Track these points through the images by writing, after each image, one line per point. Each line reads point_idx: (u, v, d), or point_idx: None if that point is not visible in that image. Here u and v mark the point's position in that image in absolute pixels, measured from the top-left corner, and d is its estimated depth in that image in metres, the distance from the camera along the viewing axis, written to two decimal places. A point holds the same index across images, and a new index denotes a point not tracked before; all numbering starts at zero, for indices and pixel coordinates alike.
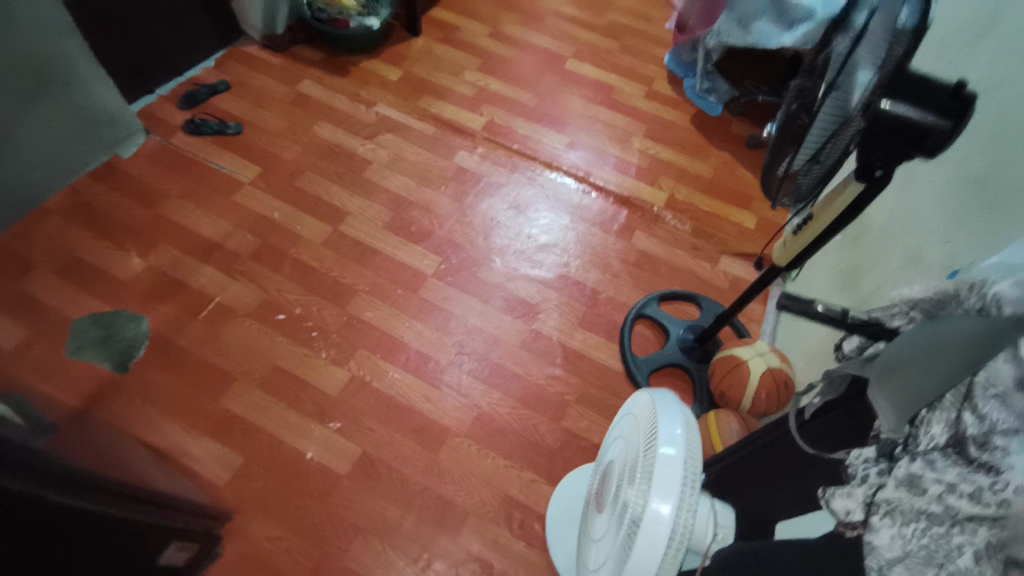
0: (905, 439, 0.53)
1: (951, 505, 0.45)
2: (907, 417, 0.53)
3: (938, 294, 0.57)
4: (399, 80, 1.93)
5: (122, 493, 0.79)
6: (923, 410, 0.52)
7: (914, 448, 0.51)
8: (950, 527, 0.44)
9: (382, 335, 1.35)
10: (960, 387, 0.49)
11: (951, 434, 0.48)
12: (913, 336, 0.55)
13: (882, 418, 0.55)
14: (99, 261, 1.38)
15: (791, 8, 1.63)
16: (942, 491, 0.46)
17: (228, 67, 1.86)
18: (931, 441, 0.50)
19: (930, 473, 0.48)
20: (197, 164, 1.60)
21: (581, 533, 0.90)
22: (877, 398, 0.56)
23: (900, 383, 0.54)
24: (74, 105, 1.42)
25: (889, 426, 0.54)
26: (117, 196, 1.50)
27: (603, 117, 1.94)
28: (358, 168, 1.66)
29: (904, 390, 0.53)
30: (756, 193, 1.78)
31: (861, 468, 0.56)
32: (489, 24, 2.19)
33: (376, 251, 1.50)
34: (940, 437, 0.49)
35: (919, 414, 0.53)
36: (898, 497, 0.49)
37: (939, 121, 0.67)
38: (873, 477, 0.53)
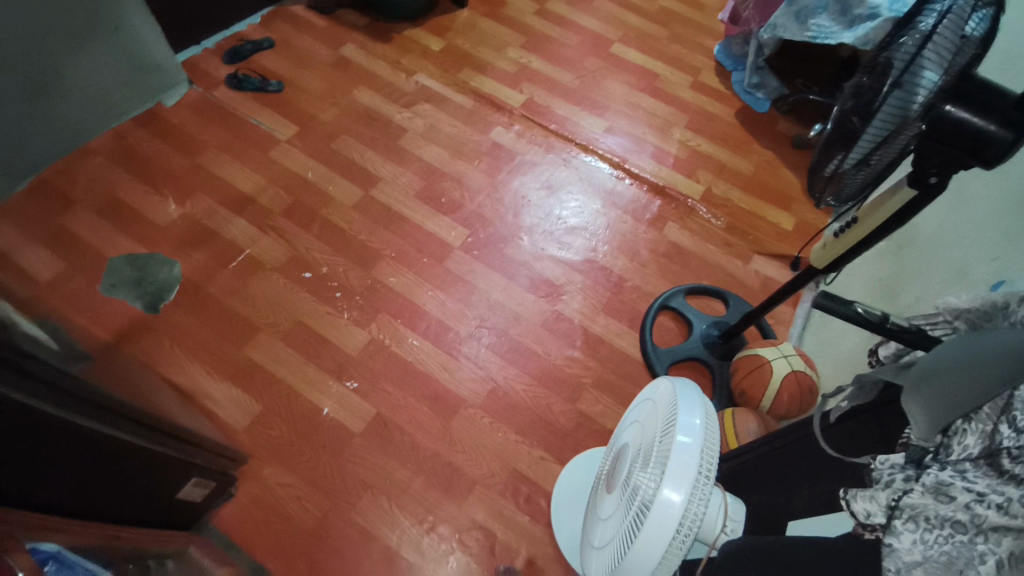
0: (936, 449, 0.50)
1: (978, 515, 0.42)
2: (941, 426, 0.50)
3: (984, 306, 0.54)
4: (441, 51, 1.91)
5: (161, 428, 0.83)
6: (959, 420, 0.49)
7: (945, 457, 0.49)
8: (974, 536, 0.42)
9: (404, 302, 1.36)
10: (998, 400, 0.47)
11: (984, 445, 0.46)
12: (954, 347, 0.52)
13: (913, 426, 0.52)
14: (138, 204, 1.42)
15: (855, 6, 1.55)
16: (971, 500, 0.43)
17: (274, 25, 1.87)
18: (963, 451, 0.47)
19: (959, 482, 0.45)
20: (238, 118, 1.62)
21: (589, 511, 0.90)
22: (909, 404, 0.53)
23: (937, 392, 0.50)
24: (121, 53, 1.44)
25: (920, 434, 0.51)
26: (159, 143, 1.53)
27: (645, 104, 1.89)
28: (394, 135, 1.66)
29: (940, 400, 0.50)
30: (796, 195, 1.73)
31: (886, 473, 0.52)
32: (537, 1, 2.15)
33: (405, 218, 1.50)
34: (972, 448, 0.47)
35: (954, 424, 0.49)
36: (923, 503, 0.46)
37: (1000, 132, 0.62)
38: (899, 482, 0.50)
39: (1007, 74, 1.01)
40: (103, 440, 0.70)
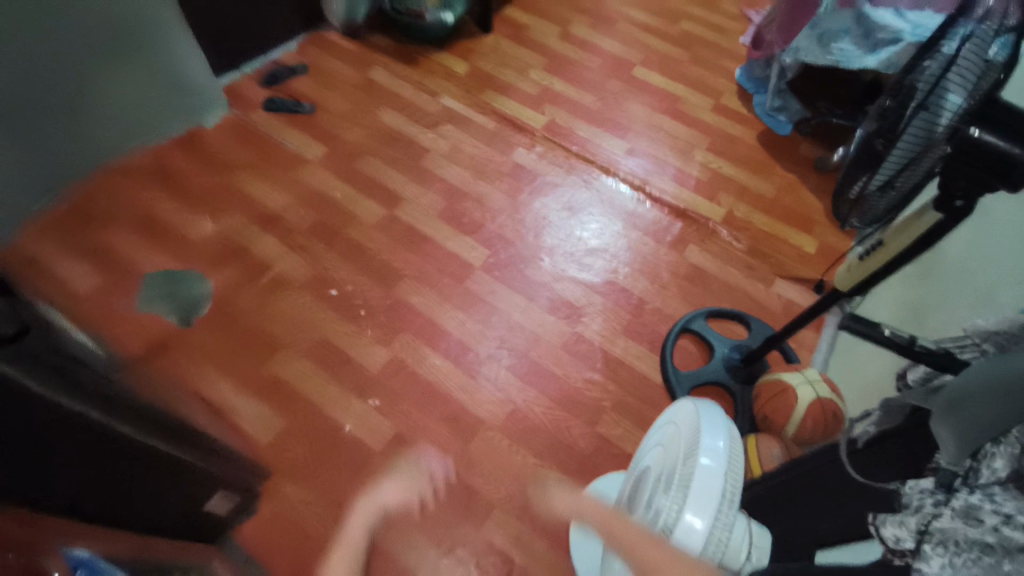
0: (966, 473, 0.48)
1: (1005, 536, 0.42)
2: (971, 450, 0.48)
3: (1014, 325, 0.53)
4: (465, 75, 1.96)
5: (200, 441, 0.84)
6: (988, 443, 0.47)
7: (975, 481, 0.47)
8: (1001, 558, 0.42)
9: (425, 321, 1.37)
10: None
11: (1014, 468, 0.44)
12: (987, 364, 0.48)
13: (941, 450, 0.49)
14: (175, 222, 1.47)
15: (877, 31, 1.55)
16: (999, 522, 0.43)
17: (306, 50, 1.94)
18: (992, 474, 0.46)
19: (988, 504, 0.45)
20: (270, 140, 1.67)
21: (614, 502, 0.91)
22: (938, 428, 0.50)
23: (965, 417, 0.47)
24: (166, 76, 1.52)
25: (949, 458, 0.49)
26: (196, 164, 1.59)
27: (666, 127, 1.91)
28: (418, 156, 1.70)
29: (968, 422, 0.47)
30: (820, 218, 1.71)
31: (916, 498, 0.51)
32: (560, 26, 2.20)
33: (428, 238, 1.52)
34: (1002, 471, 0.45)
35: (984, 447, 0.47)
36: (953, 526, 0.46)
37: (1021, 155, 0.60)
38: (928, 507, 0.49)
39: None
40: (136, 449, 0.71)
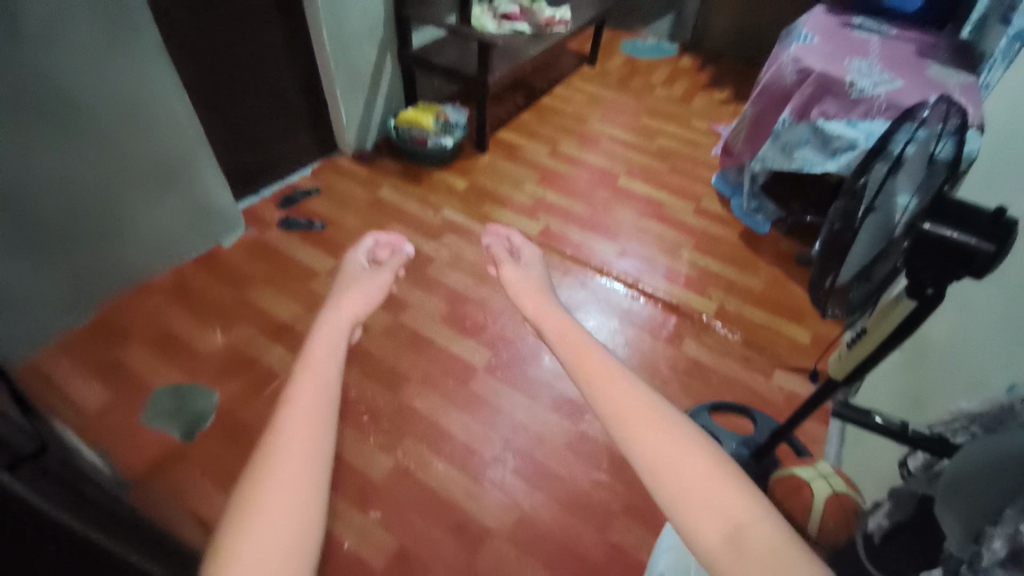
0: (970, 559, 0.50)
1: None
2: (974, 533, 0.51)
3: (994, 409, 0.60)
4: (465, 190, 2.13)
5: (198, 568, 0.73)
6: (988, 526, 0.50)
7: (977, 565, 0.48)
8: None
9: (430, 425, 1.37)
10: (1017, 502, 0.47)
11: (1010, 547, 0.46)
12: (974, 451, 0.55)
13: (950, 537, 0.53)
14: (187, 336, 1.52)
15: (833, 140, 1.71)
16: None
17: (321, 175, 2.13)
18: (992, 555, 0.47)
19: None
20: (283, 255, 1.77)
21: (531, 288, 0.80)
22: (945, 515, 0.55)
23: (965, 500, 0.53)
24: (192, 203, 1.65)
25: (957, 546, 0.52)
26: (212, 279, 1.68)
27: (653, 229, 2.04)
28: (422, 264, 1.80)
29: (969, 508, 0.53)
30: (809, 309, 1.78)
31: None
32: (549, 145, 2.43)
33: (431, 341, 1.57)
34: (1000, 551, 0.46)
35: (985, 530, 0.50)
36: None
37: (986, 245, 0.68)
38: None
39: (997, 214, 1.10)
40: None
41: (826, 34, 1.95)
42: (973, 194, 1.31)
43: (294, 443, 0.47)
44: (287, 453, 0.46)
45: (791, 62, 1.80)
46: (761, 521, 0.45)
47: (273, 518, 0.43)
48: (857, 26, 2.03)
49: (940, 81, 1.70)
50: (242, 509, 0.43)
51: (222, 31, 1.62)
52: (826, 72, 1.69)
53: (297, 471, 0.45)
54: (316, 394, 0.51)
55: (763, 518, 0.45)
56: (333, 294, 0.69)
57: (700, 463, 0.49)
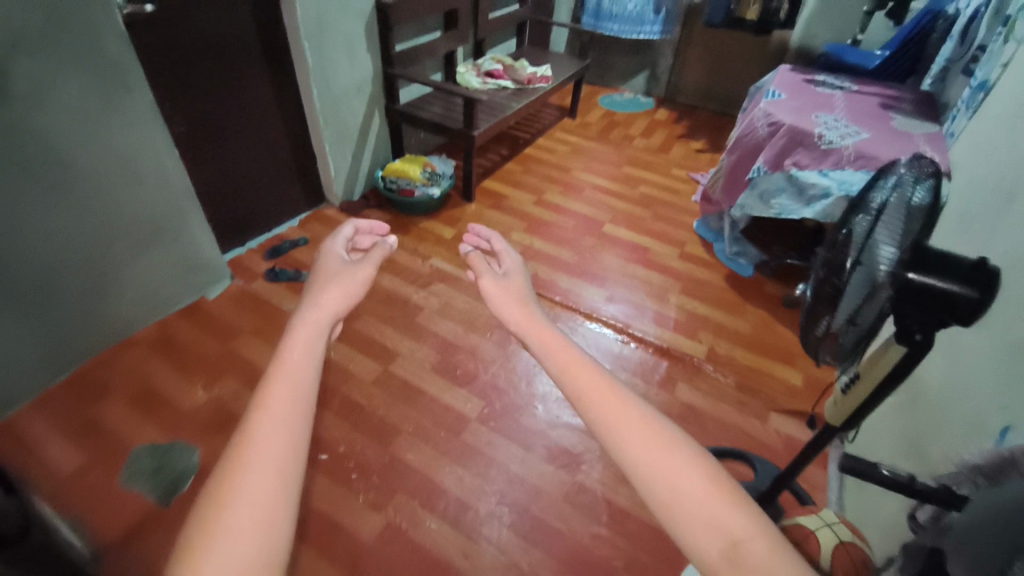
0: None
1: None
2: None
3: (996, 460, 0.60)
4: (453, 238, 2.15)
5: None
6: None
7: None
8: None
9: (422, 480, 1.32)
10: None
11: None
12: (984, 501, 0.55)
13: None
14: (168, 391, 1.46)
15: (809, 187, 1.78)
16: None
17: (310, 226, 2.13)
18: None
19: None
20: (270, 306, 1.75)
21: (522, 310, 0.84)
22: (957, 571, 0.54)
23: (978, 552, 0.52)
24: (179, 256, 1.63)
25: None
26: (196, 332, 1.64)
27: (640, 274, 2.07)
28: (411, 313, 1.79)
29: (977, 561, 0.51)
30: (798, 350, 1.79)
31: None
32: (535, 194, 2.49)
33: (422, 392, 1.53)
34: None
35: None
36: None
37: (970, 292, 0.70)
38: None
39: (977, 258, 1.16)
40: None
41: (792, 90, 2.07)
42: (953, 236, 1.39)
43: (262, 452, 0.51)
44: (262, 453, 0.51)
45: (764, 116, 1.90)
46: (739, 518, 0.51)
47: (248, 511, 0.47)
48: (821, 82, 2.18)
49: (908, 131, 1.84)
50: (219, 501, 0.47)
51: (214, 89, 1.65)
52: (796, 126, 1.77)
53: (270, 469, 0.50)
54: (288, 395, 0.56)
55: (759, 536, 0.50)
56: (311, 297, 0.72)
57: (679, 470, 0.55)
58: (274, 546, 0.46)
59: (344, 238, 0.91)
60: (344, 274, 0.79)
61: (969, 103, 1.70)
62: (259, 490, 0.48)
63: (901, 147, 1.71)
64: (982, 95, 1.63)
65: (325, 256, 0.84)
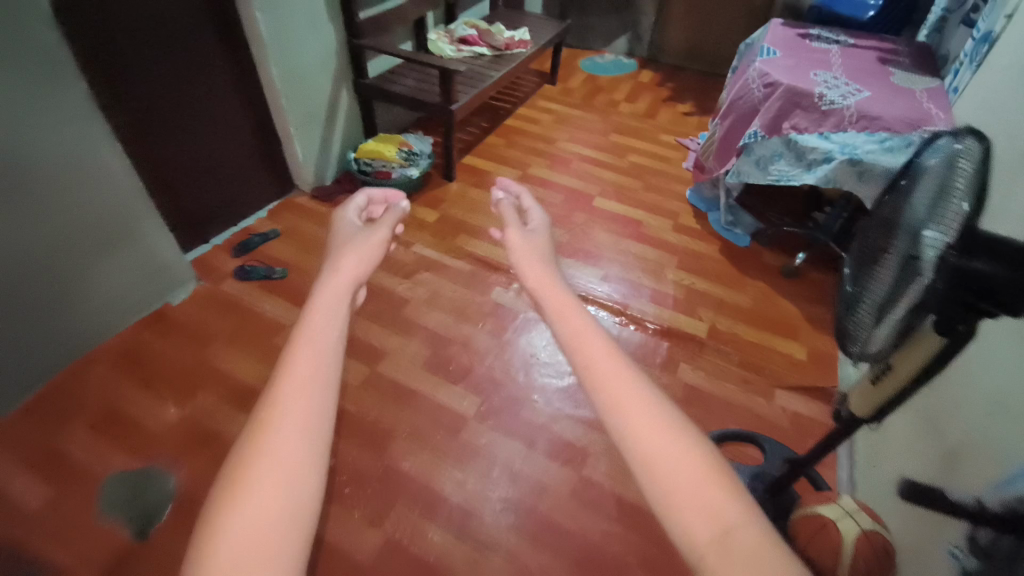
0: None
1: None
2: None
3: None
4: (436, 222, 2.03)
5: None
6: None
7: None
8: None
9: (421, 488, 1.25)
10: None
11: None
12: None
13: None
14: (137, 411, 1.36)
15: (808, 152, 1.67)
16: None
17: (281, 216, 1.99)
18: None
19: None
20: (244, 309, 1.63)
21: (541, 262, 0.72)
22: None
23: None
24: (136, 260, 1.50)
25: None
26: (163, 343, 1.52)
27: (634, 250, 1.98)
28: (397, 307, 1.69)
29: None
30: (801, 322, 1.74)
31: None
32: (519, 168, 2.36)
33: (414, 392, 1.45)
34: None
35: None
36: None
37: (1005, 274, 0.61)
38: None
39: (994, 224, 1.09)
40: None
41: (787, 46, 1.95)
42: None
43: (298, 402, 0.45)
44: (286, 424, 0.43)
45: (758, 76, 1.79)
46: (752, 522, 0.41)
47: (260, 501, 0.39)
48: (816, 35, 2.06)
49: (908, 86, 1.75)
50: (229, 486, 0.40)
51: (160, 74, 1.49)
52: (794, 85, 1.67)
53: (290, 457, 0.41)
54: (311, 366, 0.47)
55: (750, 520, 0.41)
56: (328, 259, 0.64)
57: (698, 469, 0.44)
58: (306, 510, 0.40)
59: (359, 200, 0.86)
60: (355, 237, 0.71)
61: (973, 57, 1.62)
62: (289, 456, 0.42)
63: (904, 105, 1.62)
64: (985, 49, 1.56)
65: (339, 217, 0.79)
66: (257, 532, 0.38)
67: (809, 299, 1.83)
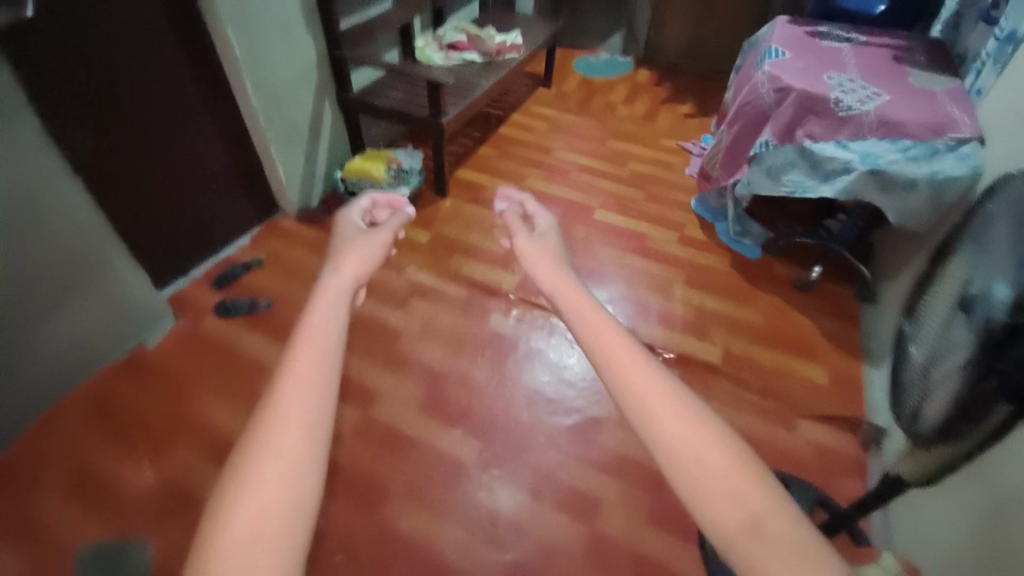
0: None
1: None
2: None
3: None
4: (429, 243, 1.91)
5: None
6: None
7: None
8: None
9: (420, 554, 1.15)
10: None
11: None
12: None
13: None
14: (109, 472, 1.25)
15: (825, 162, 1.56)
16: None
17: (264, 243, 1.87)
18: None
19: None
20: (225, 349, 1.51)
21: (552, 264, 0.66)
22: None
23: None
24: (103, 303, 1.38)
25: None
26: (135, 393, 1.40)
27: (640, 266, 1.88)
28: (390, 340, 1.58)
29: None
30: (820, 342, 1.65)
31: None
32: (515, 181, 2.25)
33: (411, 439, 1.35)
34: None
35: None
36: None
37: None
38: None
39: None
40: None
41: (795, 46, 1.84)
42: None
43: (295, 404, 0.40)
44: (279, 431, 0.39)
45: (768, 81, 1.68)
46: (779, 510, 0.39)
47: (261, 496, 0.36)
48: (825, 33, 1.94)
49: (927, 87, 1.64)
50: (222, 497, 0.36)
51: (125, 102, 1.39)
52: (807, 90, 1.56)
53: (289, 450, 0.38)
54: (316, 356, 0.44)
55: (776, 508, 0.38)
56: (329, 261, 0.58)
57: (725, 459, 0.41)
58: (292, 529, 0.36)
59: (363, 203, 0.81)
60: (359, 240, 0.66)
61: (996, 57, 1.51)
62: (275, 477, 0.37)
63: (925, 107, 1.51)
64: (1012, 49, 1.46)
65: (342, 217, 0.74)
66: (258, 530, 0.35)
67: (826, 315, 1.74)
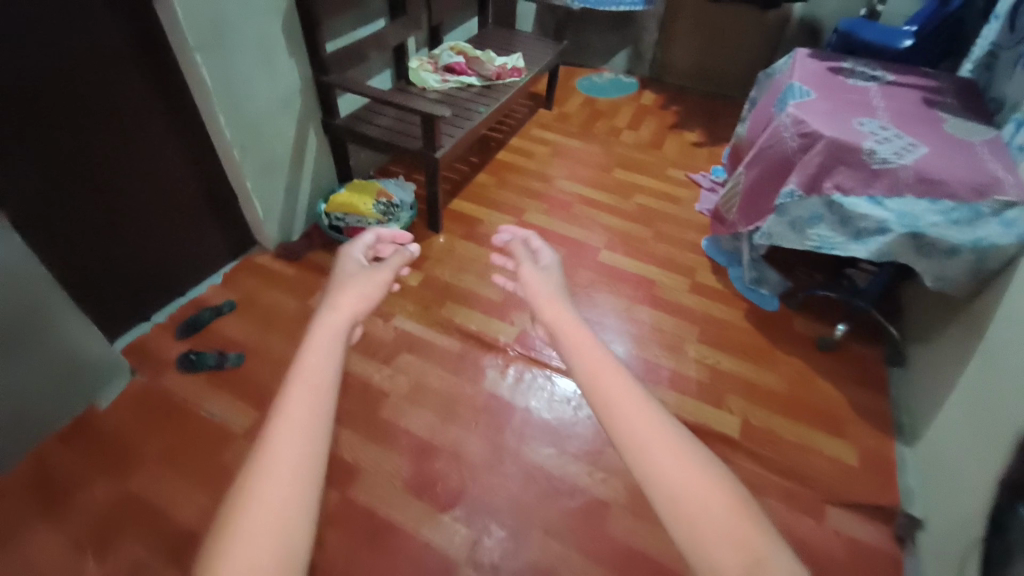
0: None
1: None
2: None
3: None
4: (420, 286, 1.75)
5: None
6: None
7: None
8: None
9: None
10: None
11: None
12: None
13: None
14: (49, 567, 1.09)
15: (857, 219, 1.43)
16: None
17: (239, 283, 1.70)
18: None
19: None
20: (187, 413, 1.35)
21: (551, 298, 0.66)
22: None
23: None
24: (47, 364, 1.21)
25: None
26: (81, 466, 1.24)
27: (649, 318, 1.74)
28: (374, 404, 1.42)
29: None
30: (844, 413, 1.53)
31: None
32: (514, 215, 2.09)
33: (393, 528, 1.19)
34: None
35: None
36: None
37: None
38: None
39: None
40: None
41: (820, 85, 1.70)
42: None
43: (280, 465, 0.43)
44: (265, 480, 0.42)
45: (792, 125, 1.54)
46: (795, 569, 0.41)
47: (257, 535, 0.40)
48: (849, 70, 1.80)
49: (963, 137, 1.51)
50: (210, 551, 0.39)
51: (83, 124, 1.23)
52: (838, 138, 1.42)
53: (276, 505, 0.41)
54: (307, 403, 0.47)
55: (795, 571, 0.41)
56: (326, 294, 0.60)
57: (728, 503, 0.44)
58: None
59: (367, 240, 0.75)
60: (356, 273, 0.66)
61: None
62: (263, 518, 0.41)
63: (966, 161, 1.37)
64: None
65: (342, 253, 0.70)
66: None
67: (848, 381, 1.61)
